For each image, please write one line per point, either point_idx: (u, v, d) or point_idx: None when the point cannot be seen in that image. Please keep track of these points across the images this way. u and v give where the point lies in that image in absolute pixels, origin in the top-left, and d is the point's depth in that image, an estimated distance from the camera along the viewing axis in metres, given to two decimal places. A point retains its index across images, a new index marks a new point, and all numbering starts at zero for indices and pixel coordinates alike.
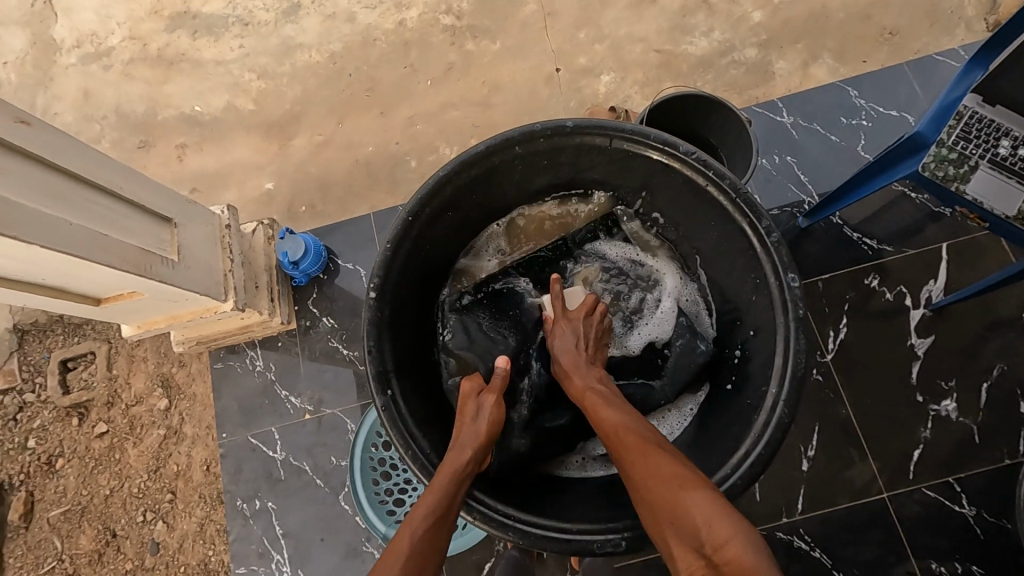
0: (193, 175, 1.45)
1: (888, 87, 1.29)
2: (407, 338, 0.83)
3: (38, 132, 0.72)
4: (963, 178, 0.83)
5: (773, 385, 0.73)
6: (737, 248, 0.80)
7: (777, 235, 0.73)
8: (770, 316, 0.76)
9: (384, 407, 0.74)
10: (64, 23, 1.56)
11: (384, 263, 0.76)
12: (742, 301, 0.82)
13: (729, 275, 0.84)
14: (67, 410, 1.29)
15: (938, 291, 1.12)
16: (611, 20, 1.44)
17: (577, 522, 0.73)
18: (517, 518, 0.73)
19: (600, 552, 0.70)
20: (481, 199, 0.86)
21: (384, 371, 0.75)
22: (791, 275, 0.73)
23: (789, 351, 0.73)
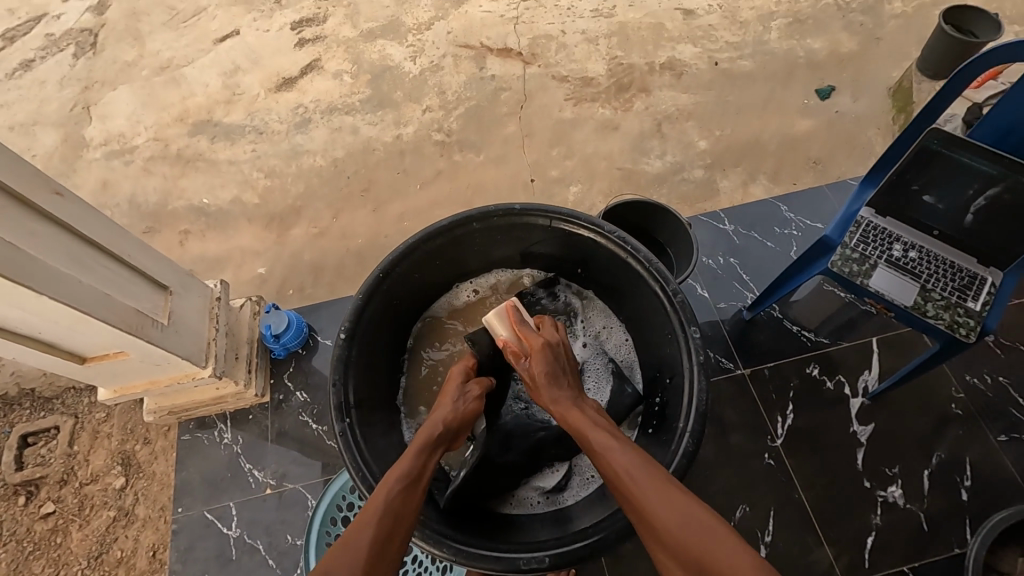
0: (192, 259, 1.57)
1: (813, 204, 1.50)
2: (368, 381, 0.88)
3: (69, 203, 0.83)
4: (866, 274, 1.00)
5: (681, 419, 0.79)
6: (653, 308, 0.88)
7: (682, 294, 0.82)
8: (681, 362, 0.83)
9: (342, 434, 0.77)
10: (97, 125, 1.77)
11: (354, 314, 0.83)
12: (662, 358, 0.90)
13: (653, 337, 0.92)
14: (16, 487, 1.25)
15: (874, 379, 1.21)
16: (579, 142, 1.68)
17: (508, 544, 0.75)
18: (453, 536, 0.74)
19: (525, 569, 0.71)
20: (443, 266, 0.97)
21: (347, 402, 0.80)
22: (693, 328, 0.81)
23: (695, 394, 0.79)
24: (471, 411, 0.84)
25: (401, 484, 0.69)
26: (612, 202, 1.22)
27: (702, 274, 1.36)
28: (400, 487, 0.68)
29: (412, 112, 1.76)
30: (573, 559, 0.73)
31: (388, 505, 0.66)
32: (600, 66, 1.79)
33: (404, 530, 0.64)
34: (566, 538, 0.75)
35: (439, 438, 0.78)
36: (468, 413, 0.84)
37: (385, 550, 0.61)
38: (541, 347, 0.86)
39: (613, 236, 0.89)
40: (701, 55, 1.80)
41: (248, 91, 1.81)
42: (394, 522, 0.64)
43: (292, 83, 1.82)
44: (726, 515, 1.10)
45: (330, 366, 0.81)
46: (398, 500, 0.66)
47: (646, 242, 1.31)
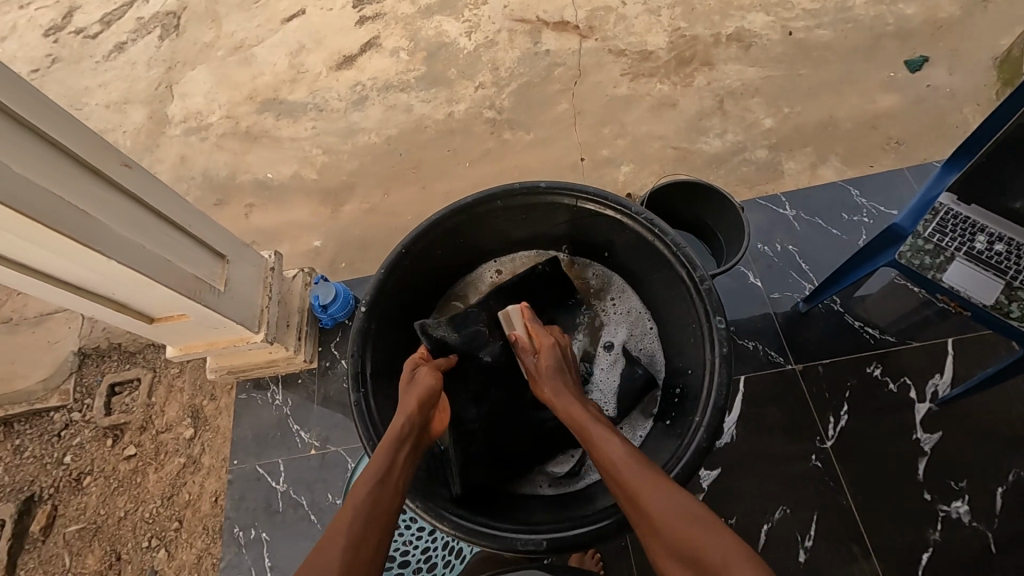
0: (256, 231, 1.66)
1: (888, 188, 1.38)
2: (388, 354, 0.91)
3: (136, 175, 0.90)
4: (940, 268, 0.90)
5: (698, 413, 0.78)
6: (678, 294, 0.87)
7: (708, 282, 0.80)
8: (703, 354, 0.82)
9: (357, 403, 0.82)
10: (178, 103, 1.89)
11: (376, 286, 0.87)
12: (686, 346, 0.89)
13: (678, 323, 0.90)
14: (105, 430, 1.40)
15: (946, 384, 1.11)
16: (633, 120, 1.61)
17: (507, 523, 0.78)
18: (453, 510, 0.78)
19: (522, 550, 0.74)
20: (467, 246, 0.98)
21: (361, 373, 0.83)
22: (718, 317, 0.80)
23: (714, 385, 0.78)
24: (430, 390, 0.83)
25: (376, 478, 0.70)
26: (659, 181, 1.18)
27: (756, 261, 1.29)
28: (373, 481, 0.69)
29: (465, 90, 1.75)
30: (568, 545, 0.75)
31: (363, 502, 0.67)
32: (661, 39, 1.70)
33: (380, 527, 0.66)
34: (563, 524, 0.77)
35: (407, 426, 0.78)
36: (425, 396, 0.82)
37: (363, 547, 0.63)
38: (550, 345, 0.88)
39: (640, 216, 0.87)
40: (774, 25, 1.67)
41: (311, 69, 1.87)
42: (371, 519, 0.65)
43: (352, 61, 1.86)
44: (765, 515, 1.06)
45: (351, 336, 0.85)
46: (370, 498, 0.67)
47: (697, 222, 1.27)
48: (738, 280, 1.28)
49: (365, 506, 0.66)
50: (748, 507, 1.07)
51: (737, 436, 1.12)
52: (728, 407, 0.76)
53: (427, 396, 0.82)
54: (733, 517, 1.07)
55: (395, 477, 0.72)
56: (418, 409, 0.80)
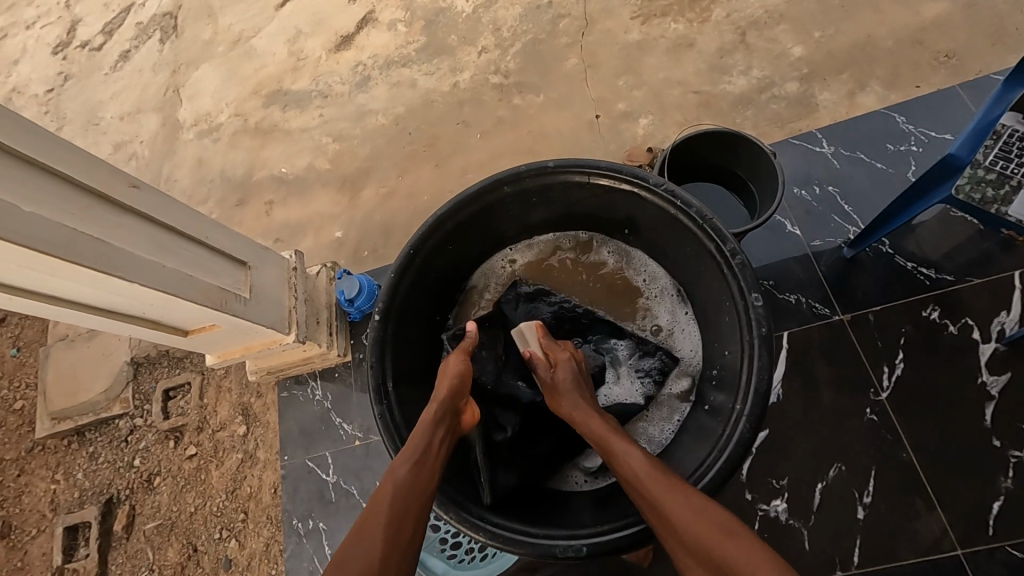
0: (279, 227, 1.64)
1: (938, 111, 1.26)
2: (409, 357, 0.92)
3: (145, 194, 0.90)
4: (1003, 199, 0.86)
5: (739, 401, 0.76)
6: (709, 271, 0.84)
7: (740, 256, 0.78)
8: (739, 335, 0.80)
9: (380, 416, 0.82)
10: (187, 105, 1.82)
11: (389, 291, 0.86)
12: (717, 321, 0.87)
13: (707, 297, 0.88)
14: (166, 433, 1.45)
15: (1013, 322, 1.06)
16: (650, 67, 1.48)
17: (545, 529, 0.79)
18: (489, 520, 0.79)
19: (562, 556, 0.75)
20: (479, 237, 0.96)
21: (383, 385, 0.84)
22: (755, 295, 0.78)
23: (754, 369, 0.76)
24: (465, 373, 0.85)
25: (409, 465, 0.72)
26: (680, 135, 1.10)
27: (794, 208, 1.21)
28: (408, 466, 0.71)
29: (468, 56, 1.64)
30: (610, 550, 0.74)
31: (395, 491, 0.68)
32: None
33: (415, 512, 0.67)
34: (605, 527, 0.77)
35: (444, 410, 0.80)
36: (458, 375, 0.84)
37: (399, 533, 0.64)
38: (566, 358, 0.87)
39: (659, 188, 0.84)
40: None
41: (311, 54, 1.77)
42: (405, 510, 0.66)
43: (350, 41, 1.75)
44: (819, 475, 1.03)
45: (369, 346, 0.85)
46: (408, 481, 0.69)
47: (726, 173, 1.19)
48: (774, 231, 1.20)
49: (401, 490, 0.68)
50: (802, 466, 1.04)
51: (785, 396, 1.08)
52: (769, 393, 0.74)
53: (460, 380, 0.84)
54: (784, 477, 1.04)
55: (431, 460, 0.73)
56: (452, 394, 0.82)
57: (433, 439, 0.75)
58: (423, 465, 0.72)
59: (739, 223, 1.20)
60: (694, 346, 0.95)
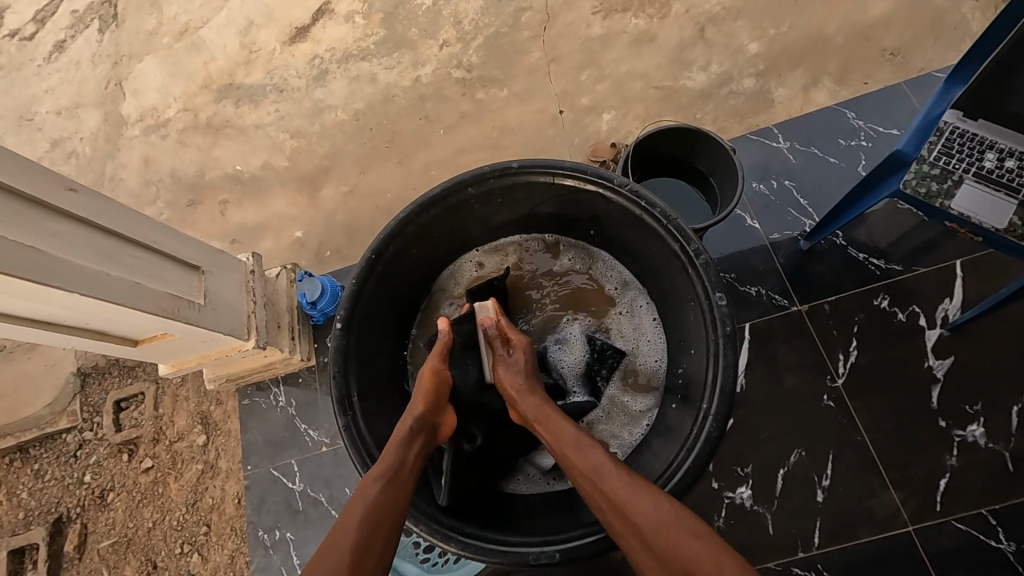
0: (235, 228, 1.57)
1: (885, 107, 1.31)
2: (375, 365, 0.90)
3: (85, 198, 0.84)
4: (947, 193, 0.90)
5: (705, 401, 0.78)
6: (673, 271, 0.85)
7: (704, 256, 0.79)
8: (704, 334, 0.81)
9: (345, 427, 0.81)
10: (131, 101, 1.72)
11: (351, 298, 0.84)
12: (683, 319, 0.88)
13: (672, 296, 0.89)
14: (118, 446, 1.38)
15: (955, 308, 1.12)
16: (612, 61, 1.49)
17: (517, 536, 0.79)
18: (461, 531, 0.78)
19: (535, 563, 0.75)
20: (443, 239, 0.95)
21: (346, 396, 0.82)
22: (718, 294, 0.79)
23: (719, 368, 0.78)
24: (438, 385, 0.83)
25: (381, 481, 0.70)
26: (643, 132, 1.11)
27: (754, 202, 1.24)
28: (379, 484, 0.69)
29: (429, 50, 1.61)
30: (582, 555, 0.74)
31: (368, 508, 0.66)
32: None
33: (387, 528, 0.65)
34: (577, 531, 0.77)
35: (417, 425, 0.78)
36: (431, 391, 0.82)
37: (368, 554, 0.62)
38: (524, 346, 0.88)
39: (623, 188, 0.85)
40: None
41: (264, 46, 1.70)
42: (377, 525, 0.65)
43: (306, 33, 1.69)
44: (781, 460, 1.07)
45: (331, 356, 0.83)
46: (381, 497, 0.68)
47: (687, 168, 1.21)
48: (734, 224, 1.23)
49: (373, 508, 0.66)
50: (766, 453, 1.07)
51: (747, 384, 1.12)
52: (735, 392, 0.76)
53: (433, 393, 0.82)
54: (748, 465, 1.07)
55: (402, 476, 0.72)
56: (426, 407, 0.80)
57: (404, 458, 0.74)
58: (395, 484, 0.71)
59: (701, 218, 1.22)
60: (659, 353, 0.96)
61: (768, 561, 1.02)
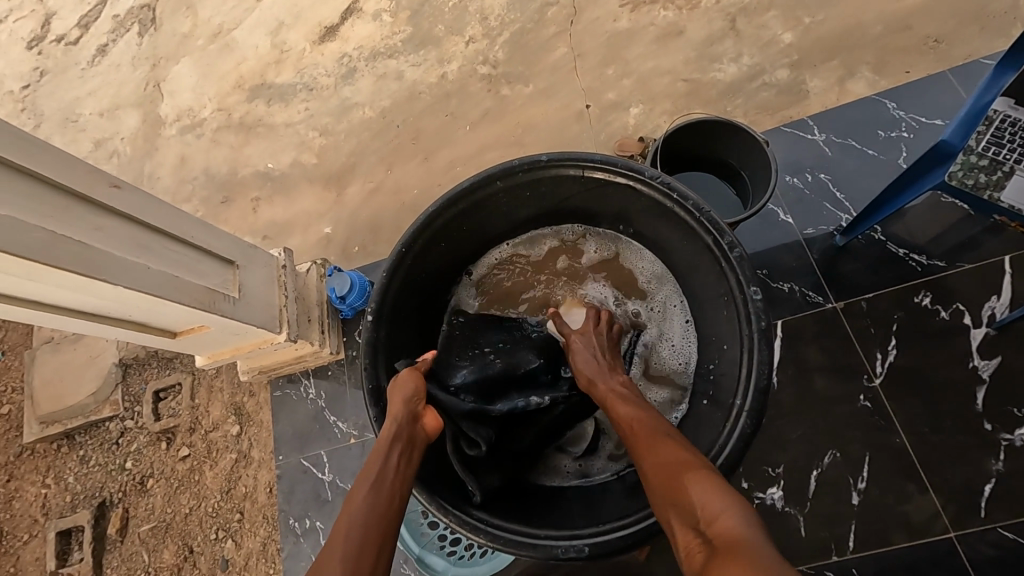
0: (267, 225, 1.61)
1: (928, 96, 1.26)
2: (404, 358, 0.91)
3: (127, 194, 0.87)
4: (996, 185, 0.86)
5: (738, 397, 0.76)
6: (705, 264, 0.84)
7: (738, 250, 0.77)
8: (738, 329, 0.79)
9: (375, 419, 0.82)
10: (168, 101, 1.77)
11: (380, 292, 0.85)
12: (716, 314, 0.86)
13: (705, 290, 0.87)
14: (158, 435, 1.43)
15: (1003, 307, 1.07)
16: (639, 55, 1.47)
17: (545, 528, 0.79)
18: (490, 523, 0.78)
19: (562, 557, 0.74)
20: (471, 234, 0.96)
21: (376, 388, 0.83)
22: (754, 289, 0.77)
23: (753, 363, 0.76)
24: (416, 386, 0.80)
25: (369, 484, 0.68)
26: (672, 125, 1.09)
27: (786, 196, 1.21)
28: (367, 488, 0.68)
29: (455, 46, 1.61)
30: (610, 551, 0.74)
31: (355, 512, 0.65)
32: None
33: (378, 537, 0.63)
34: (604, 526, 0.76)
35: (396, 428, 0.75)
36: (408, 396, 0.79)
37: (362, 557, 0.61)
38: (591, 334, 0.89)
39: (654, 181, 0.83)
40: None
41: (294, 46, 1.73)
42: (364, 531, 0.63)
43: (334, 32, 1.71)
44: (813, 462, 1.04)
45: (361, 349, 0.84)
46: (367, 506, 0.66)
47: (717, 162, 1.19)
48: (766, 220, 1.20)
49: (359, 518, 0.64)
50: (798, 454, 1.05)
51: (778, 383, 1.09)
52: (769, 388, 0.74)
53: (411, 394, 0.79)
54: (779, 465, 1.05)
55: (386, 482, 0.69)
56: (405, 407, 0.78)
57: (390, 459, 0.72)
58: (381, 490, 0.68)
59: (730, 213, 1.19)
60: (688, 354, 0.94)
61: (800, 563, 1.00)
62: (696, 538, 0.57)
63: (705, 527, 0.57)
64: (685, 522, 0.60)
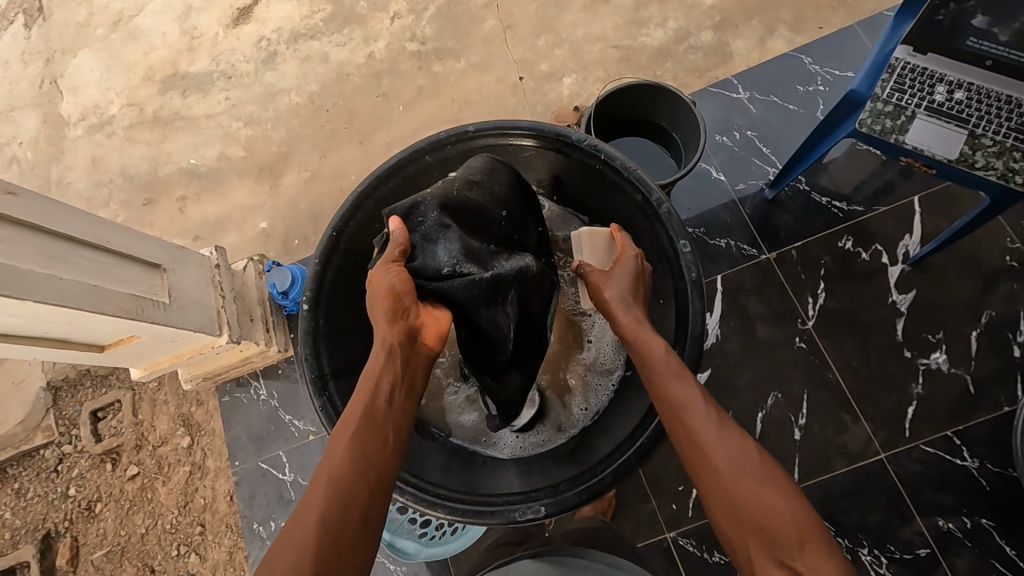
0: (196, 224, 1.50)
1: (840, 50, 1.32)
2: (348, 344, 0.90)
3: (25, 200, 0.80)
4: (901, 129, 0.92)
5: (676, 346, 0.79)
6: (638, 222, 0.86)
7: (667, 206, 0.79)
8: (673, 283, 0.82)
9: (322, 409, 0.80)
10: (70, 99, 1.62)
11: (315, 278, 0.83)
12: (654, 269, 0.88)
13: (642, 246, 0.89)
14: (101, 456, 1.35)
15: (915, 244, 1.15)
16: (569, 23, 1.46)
17: (504, 495, 0.79)
18: (447, 496, 0.78)
19: (521, 520, 0.75)
20: None
21: (321, 376, 0.81)
22: (683, 242, 0.79)
23: (688, 315, 0.78)
24: (407, 292, 0.74)
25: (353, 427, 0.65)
26: (601, 90, 1.10)
27: (716, 153, 1.25)
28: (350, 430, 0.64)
29: (381, 23, 1.55)
30: (567, 508, 0.76)
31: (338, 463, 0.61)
32: None
33: (370, 478, 0.61)
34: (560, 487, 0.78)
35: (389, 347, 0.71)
36: (390, 303, 0.73)
37: (349, 512, 0.58)
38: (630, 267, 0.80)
39: (583, 144, 0.84)
40: None
41: (206, 31, 1.61)
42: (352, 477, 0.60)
43: (249, 14, 1.61)
44: (758, 405, 1.10)
45: (300, 339, 0.82)
46: (359, 447, 0.63)
47: (650, 125, 1.21)
48: (700, 178, 1.24)
49: (344, 463, 0.61)
50: (746, 399, 1.11)
51: (723, 335, 1.15)
52: (704, 335, 0.77)
53: (400, 297, 0.73)
54: (728, 412, 1.11)
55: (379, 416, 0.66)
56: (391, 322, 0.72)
57: (376, 391, 0.67)
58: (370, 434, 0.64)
59: (666, 174, 1.22)
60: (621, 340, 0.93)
61: None
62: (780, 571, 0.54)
63: (797, 566, 0.53)
64: (766, 551, 0.55)
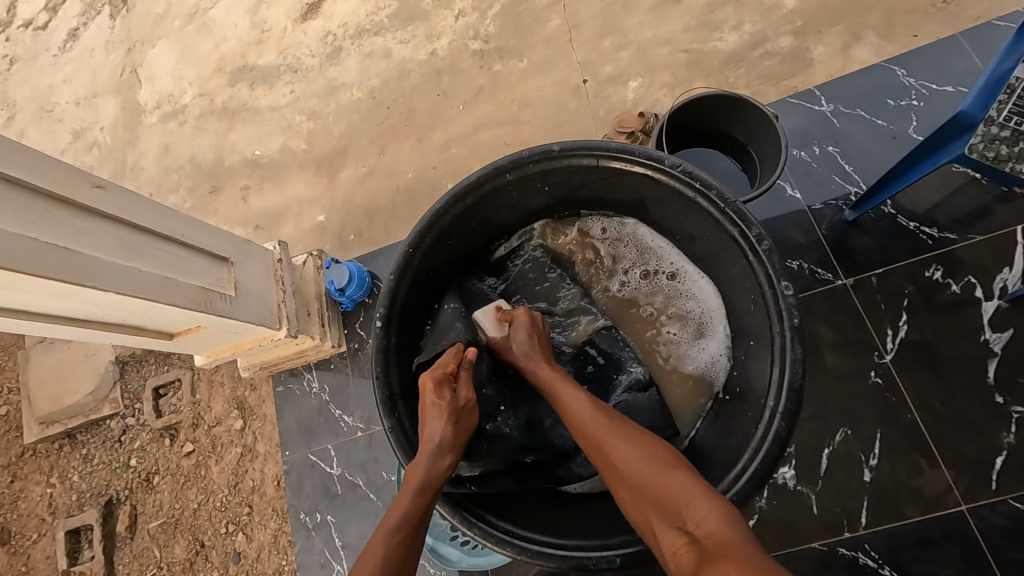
0: (257, 214, 1.54)
1: (939, 62, 1.22)
2: (415, 359, 0.90)
3: (112, 195, 0.84)
4: (1018, 157, 0.84)
5: (771, 397, 0.75)
6: (730, 256, 0.82)
7: (768, 243, 0.75)
8: (768, 326, 0.78)
9: (392, 428, 0.81)
10: (147, 87, 1.69)
11: (389, 294, 0.83)
12: (744, 309, 0.84)
13: (732, 281, 0.85)
14: (160, 431, 1.41)
15: (1015, 278, 1.05)
16: (636, 24, 1.41)
17: (575, 539, 0.78)
18: (517, 535, 0.78)
19: (595, 568, 0.74)
20: (479, 228, 0.93)
21: (391, 396, 0.82)
22: (784, 284, 0.75)
23: (785, 362, 0.75)
24: (466, 424, 0.80)
25: (399, 532, 0.69)
26: (676, 101, 1.05)
27: (793, 169, 1.18)
28: (397, 534, 0.68)
29: (444, 21, 1.54)
30: (643, 560, 0.73)
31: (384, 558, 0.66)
32: None
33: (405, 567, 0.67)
34: (634, 535, 0.76)
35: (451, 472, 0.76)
36: (458, 431, 0.78)
37: None
38: (526, 324, 0.86)
39: (675, 169, 0.81)
40: None
41: (275, 25, 1.65)
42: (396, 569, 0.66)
43: (316, 9, 1.64)
44: (824, 439, 1.04)
45: (372, 356, 0.82)
46: (400, 546, 0.67)
47: (724, 137, 1.15)
48: (774, 195, 1.17)
49: (389, 560, 0.66)
50: (810, 431, 1.05)
51: None
52: (803, 386, 0.73)
53: (461, 430, 0.78)
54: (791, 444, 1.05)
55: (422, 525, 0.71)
56: (453, 441, 0.77)
57: (427, 504, 0.73)
58: (411, 537, 0.69)
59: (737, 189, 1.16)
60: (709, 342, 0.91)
61: (810, 540, 1.00)
62: (680, 538, 0.61)
63: (693, 528, 0.60)
64: (667, 522, 0.63)
